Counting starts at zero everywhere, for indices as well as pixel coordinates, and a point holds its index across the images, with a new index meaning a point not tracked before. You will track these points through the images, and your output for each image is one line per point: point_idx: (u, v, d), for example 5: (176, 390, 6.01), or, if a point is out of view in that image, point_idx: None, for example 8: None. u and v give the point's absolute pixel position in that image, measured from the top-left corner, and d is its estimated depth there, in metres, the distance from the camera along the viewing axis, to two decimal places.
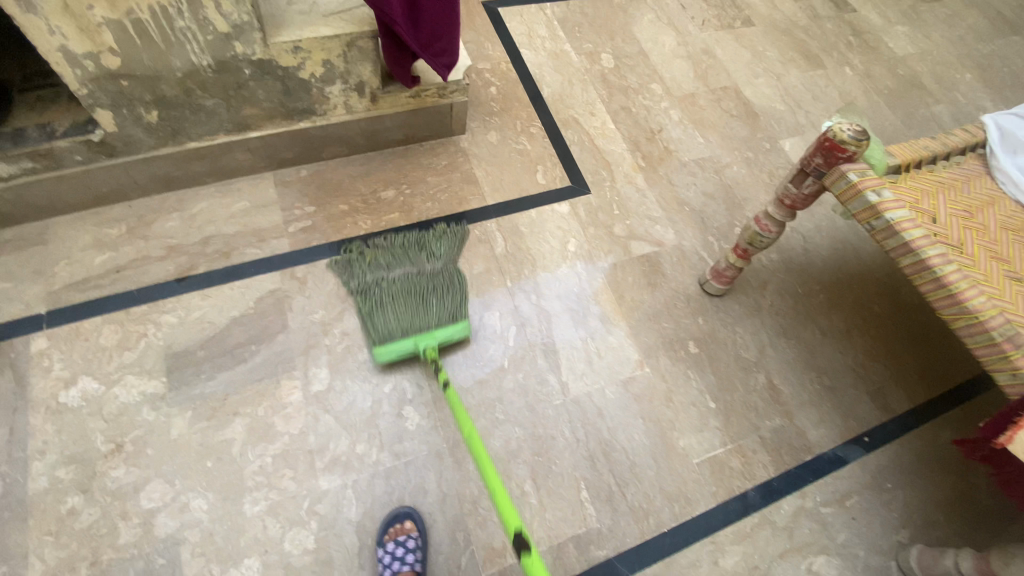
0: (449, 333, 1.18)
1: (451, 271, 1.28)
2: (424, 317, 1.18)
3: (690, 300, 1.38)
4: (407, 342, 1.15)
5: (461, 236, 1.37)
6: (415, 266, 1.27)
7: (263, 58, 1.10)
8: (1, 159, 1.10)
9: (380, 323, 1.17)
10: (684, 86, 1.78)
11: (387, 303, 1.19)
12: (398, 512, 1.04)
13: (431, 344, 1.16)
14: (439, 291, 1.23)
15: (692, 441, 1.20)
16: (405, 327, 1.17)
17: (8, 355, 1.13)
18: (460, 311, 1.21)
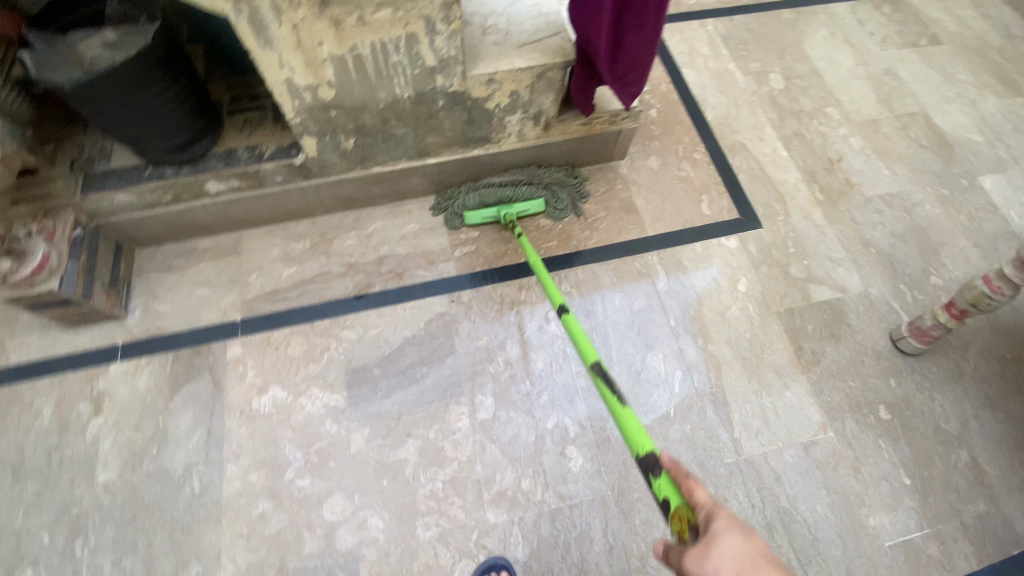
0: (526, 207, 1.36)
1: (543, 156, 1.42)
2: (508, 189, 1.36)
3: (879, 357, 1.24)
4: (491, 209, 1.34)
5: (575, 172, 1.44)
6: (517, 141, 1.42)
7: (458, 90, 1.11)
8: (215, 178, 1.19)
9: (472, 188, 1.36)
10: (864, 111, 1.61)
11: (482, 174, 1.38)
12: (492, 562, 1.02)
13: (510, 214, 1.33)
14: (528, 176, 1.38)
15: (884, 520, 1.08)
16: (492, 196, 1.35)
17: (208, 358, 1.21)
18: (539, 192, 1.38)
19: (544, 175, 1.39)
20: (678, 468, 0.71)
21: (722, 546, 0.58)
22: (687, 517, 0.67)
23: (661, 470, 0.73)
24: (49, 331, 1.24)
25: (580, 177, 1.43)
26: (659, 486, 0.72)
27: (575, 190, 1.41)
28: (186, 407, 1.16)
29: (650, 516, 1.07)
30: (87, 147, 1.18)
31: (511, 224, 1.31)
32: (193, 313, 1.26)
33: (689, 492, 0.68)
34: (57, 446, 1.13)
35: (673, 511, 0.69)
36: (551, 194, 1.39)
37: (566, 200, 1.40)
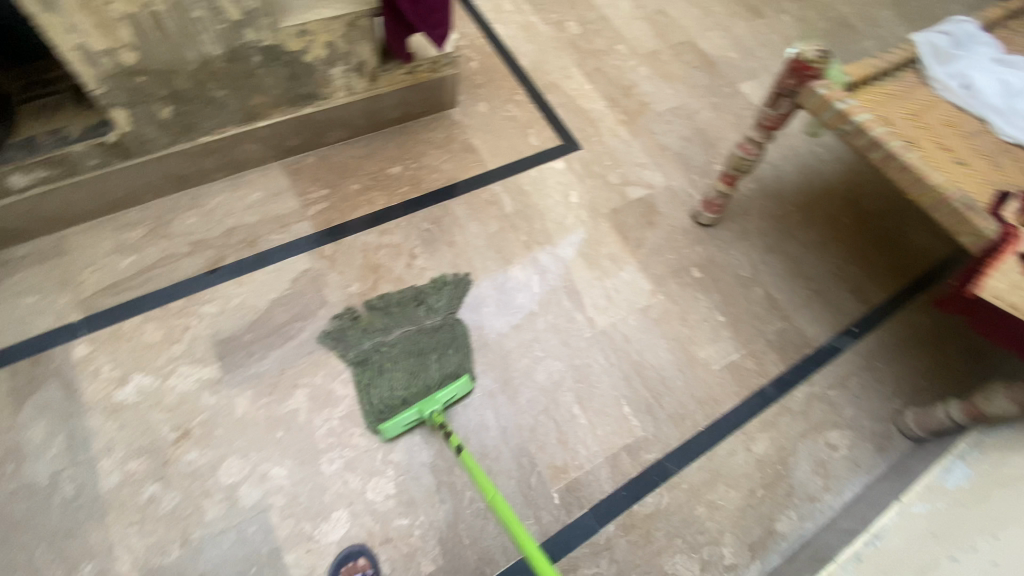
0: (451, 393, 1.15)
1: (446, 326, 1.27)
2: (422, 381, 1.19)
3: (687, 232, 1.52)
4: (410, 412, 1.11)
5: (457, 280, 1.35)
6: (413, 323, 1.27)
7: (271, 44, 1.15)
8: (17, 169, 1.10)
9: (378, 391, 1.17)
10: (646, 45, 1.91)
11: (386, 375, 1.19)
12: (348, 551, 1.02)
13: (435, 409, 1.11)
14: (435, 348, 1.24)
15: (710, 352, 1.34)
16: (409, 399, 1.14)
17: (52, 364, 1.12)
18: (459, 369, 1.22)
19: (456, 353, 1.24)
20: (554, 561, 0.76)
21: None
22: None
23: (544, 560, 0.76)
24: None
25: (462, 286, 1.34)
26: None
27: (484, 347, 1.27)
28: (37, 418, 1.07)
29: (533, 396, 1.22)
30: None
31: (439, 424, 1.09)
32: (23, 323, 1.15)
33: None
34: None
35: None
36: (469, 362, 1.24)
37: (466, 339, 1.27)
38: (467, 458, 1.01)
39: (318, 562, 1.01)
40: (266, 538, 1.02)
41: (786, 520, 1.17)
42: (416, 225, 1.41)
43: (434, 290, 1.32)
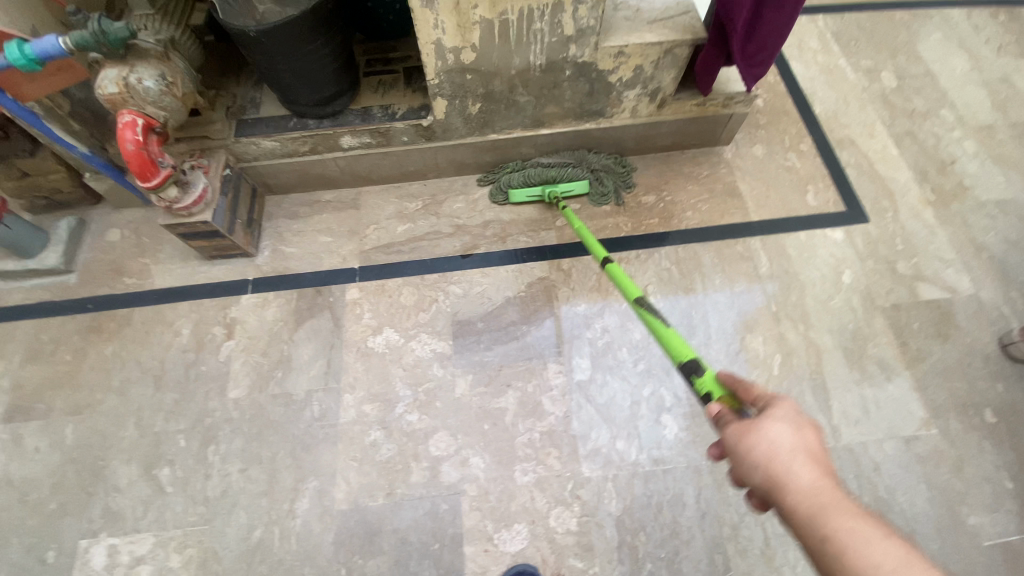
0: (570, 187, 1.39)
1: (593, 160, 1.42)
2: (556, 172, 1.39)
3: (988, 360, 1.21)
4: (536, 188, 1.39)
5: (623, 163, 1.44)
6: (571, 151, 1.42)
7: (587, 60, 1.16)
8: (350, 133, 1.28)
9: (520, 172, 1.40)
10: (981, 116, 1.56)
11: (530, 161, 1.42)
12: (521, 570, 1.01)
13: (555, 193, 1.38)
14: (576, 159, 1.41)
15: (984, 521, 1.06)
16: (539, 177, 1.39)
17: (328, 298, 1.31)
18: (585, 175, 1.41)
19: (591, 161, 1.41)
20: (739, 383, 0.81)
21: (773, 425, 0.69)
22: (730, 402, 0.80)
23: (703, 371, 0.86)
24: (189, 262, 1.38)
25: (629, 167, 1.44)
26: (702, 383, 0.85)
27: (620, 179, 1.43)
28: (308, 339, 1.26)
29: None
30: (240, 97, 1.32)
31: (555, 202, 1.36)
32: (316, 258, 1.36)
33: (744, 392, 0.79)
34: (194, 362, 1.25)
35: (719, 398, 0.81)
36: (598, 177, 1.41)
37: (609, 187, 1.41)
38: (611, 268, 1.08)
39: (492, 565, 1.04)
40: (453, 521, 1.08)
41: None
42: (657, 261, 1.34)
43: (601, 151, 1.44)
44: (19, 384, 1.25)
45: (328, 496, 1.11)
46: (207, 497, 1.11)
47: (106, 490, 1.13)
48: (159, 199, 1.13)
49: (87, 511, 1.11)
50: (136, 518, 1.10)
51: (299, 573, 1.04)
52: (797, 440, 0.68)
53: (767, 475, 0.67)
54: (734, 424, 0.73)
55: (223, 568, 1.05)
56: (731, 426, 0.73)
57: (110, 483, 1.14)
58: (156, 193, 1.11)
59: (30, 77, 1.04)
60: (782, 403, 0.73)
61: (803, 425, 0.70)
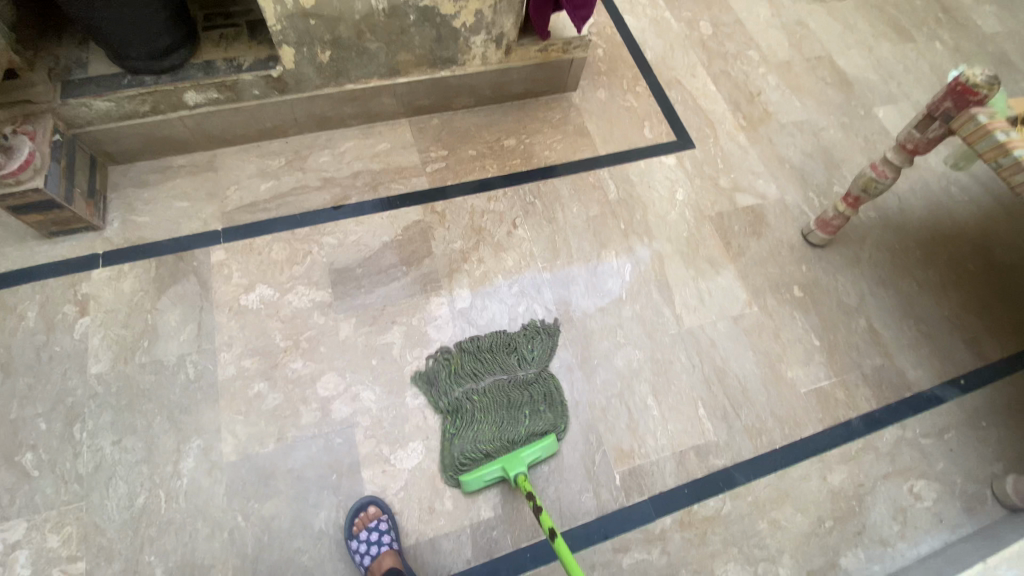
0: (535, 453, 1.10)
1: (541, 380, 1.20)
2: (510, 435, 1.13)
3: (793, 249, 1.47)
4: (494, 469, 1.06)
5: (542, 328, 1.27)
6: (505, 372, 1.20)
7: (428, 5, 1.23)
8: (194, 87, 1.23)
9: (469, 447, 1.12)
10: (778, 55, 1.85)
11: (476, 427, 1.14)
12: (360, 503, 1.05)
13: (518, 469, 1.06)
14: (522, 401, 1.18)
15: (798, 372, 1.30)
16: (495, 452, 1.10)
17: (192, 262, 1.26)
18: (548, 425, 1.15)
19: (538, 394, 1.19)
20: None
21: None
22: None
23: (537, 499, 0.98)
24: (25, 242, 1.25)
25: (548, 328, 1.27)
26: None
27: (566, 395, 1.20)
28: (175, 305, 1.21)
29: (609, 377, 1.23)
30: (63, 57, 1.21)
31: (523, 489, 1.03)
32: (174, 224, 1.30)
33: None
34: (43, 344, 1.16)
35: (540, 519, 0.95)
36: (557, 418, 1.16)
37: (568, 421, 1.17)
38: None
39: (391, 483, 1.10)
40: (349, 452, 1.12)
41: (852, 557, 1.12)
42: (521, 196, 1.45)
43: (525, 340, 1.24)
44: None
45: (216, 451, 1.09)
46: (78, 475, 1.05)
47: None
48: None
49: None
50: None
51: (193, 529, 1.02)
52: None
53: None
54: None
55: (109, 539, 1.00)
56: None
57: None
58: None
59: None
60: None
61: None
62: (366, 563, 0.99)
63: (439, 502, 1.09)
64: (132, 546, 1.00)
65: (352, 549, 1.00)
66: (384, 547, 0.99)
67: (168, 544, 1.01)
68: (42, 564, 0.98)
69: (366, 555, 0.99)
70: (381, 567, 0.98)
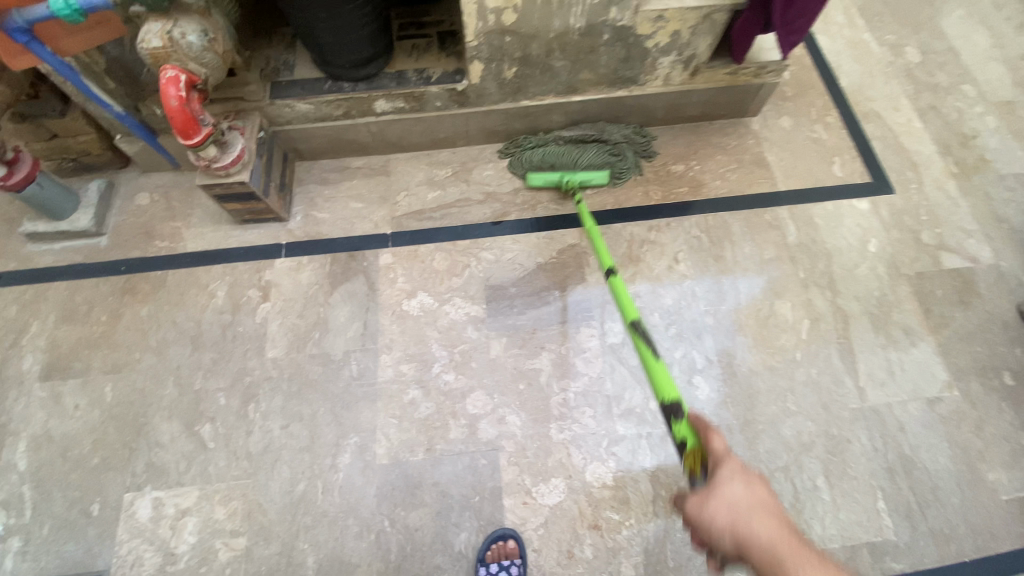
0: (587, 177, 1.36)
1: (621, 145, 1.44)
2: (575, 155, 1.40)
3: (1009, 327, 1.24)
4: (554, 174, 1.36)
5: (642, 133, 1.46)
6: (590, 130, 1.44)
7: (626, 24, 1.17)
8: (385, 97, 1.28)
9: (543, 153, 1.41)
10: (1004, 91, 1.57)
11: (553, 144, 1.43)
12: (500, 533, 1.04)
13: (573, 178, 1.36)
14: (597, 133, 1.44)
15: (1002, 476, 1.11)
16: (556, 161, 1.41)
17: (362, 263, 1.32)
18: (605, 157, 1.42)
19: (612, 136, 1.44)
20: (704, 424, 0.85)
21: (723, 495, 0.73)
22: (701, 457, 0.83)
23: (682, 413, 0.85)
24: (222, 226, 1.38)
25: (649, 135, 1.46)
26: (679, 430, 0.85)
27: (637, 150, 1.45)
28: (344, 303, 1.27)
29: (774, 448, 1.11)
30: (273, 59, 1.30)
31: (572, 191, 1.34)
32: (348, 223, 1.37)
33: (708, 437, 0.83)
34: (230, 323, 1.26)
35: (689, 450, 0.85)
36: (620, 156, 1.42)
37: (629, 164, 1.42)
38: (617, 283, 1.07)
39: (531, 517, 1.07)
40: (493, 476, 1.11)
41: None
42: (687, 229, 1.35)
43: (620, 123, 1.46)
44: (56, 344, 1.26)
45: (370, 451, 1.13)
46: (250, 452, 1.13)
47: (149, 446, 1.15)
48: (197, 157, 1.14)
49: (130, 466, 1.13)
50: (180, 472, 1.12)
51: (344, 524, 1.07)
52: (748, 497, 0.72)
53: (731, 542, 0.71)
54: (695, 497, 0.77)
55: (268, 520, 1.08)
56: (693, 499, 0.77)
57: (151, 439, 1.15)
58: (196, 151, 1.11)
59: (69, 29, 1.03)
60: (732, 459, 0.78)
61: (750, 478, 0.75)
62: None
63: (578, 548, 1.04)
64: (290, 530, 1.07)
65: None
66: None
67: (320, 534, 1.06)
68: (208, 532, 1.07)
69: None
70: None
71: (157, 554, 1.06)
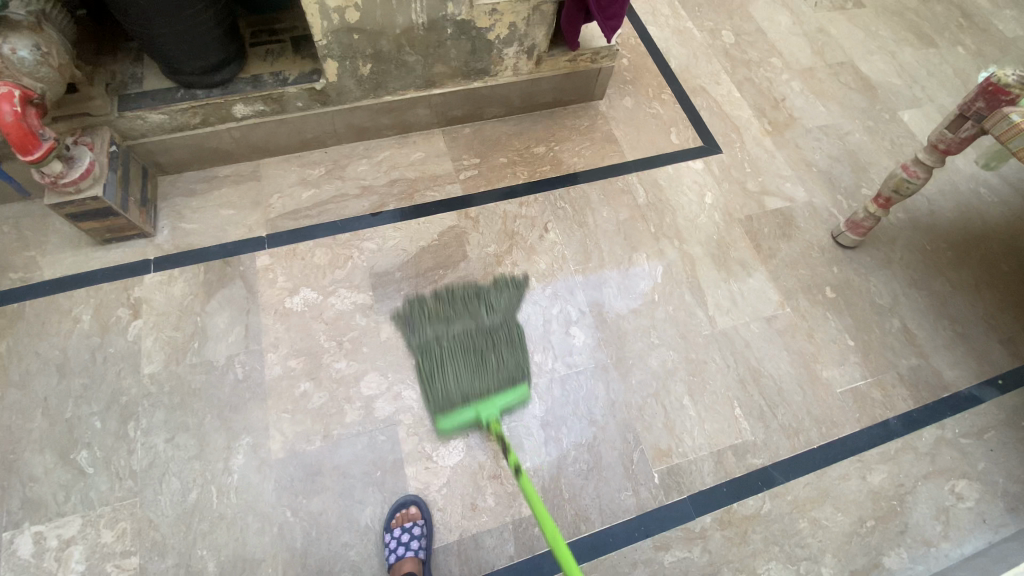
0: (508, 400, 1.14)
1: (507, 325, 1.26)
2: (484, 382, 1.16)
3: (823, 250, 1.48)
4: (469, 413, 1.11)
5: (518, 289, 1.33)
6: (474, 319, 1.26)
7: (465, 18, 1.28)
8: (242, 100, 1.29)
9: (444, 393, 1.15)
10: (801, 62, 1.87)
11: (452, 367, 1.18)
12: (403, 499, 1.08)
13: (492, 413, 1.11)
14: (485, 323, 1.26)
15: (833, 372, 1.31)
16: (468, 396, 1.14)
17: (239, 267, 1.31)
18: (515, 381, 1.18)
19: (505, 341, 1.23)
20: None
21: None
22: None
23: None
24: (81, 249, 1.31)
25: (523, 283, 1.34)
26: None
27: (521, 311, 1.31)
28: (224, 308, 1.26)
29: (644, 378, 1.24)
30: (119, 72, 1.28)
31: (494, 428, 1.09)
32: (221, 231, 1.36)
33: None
34: (99, 346, 1.20)
35: None
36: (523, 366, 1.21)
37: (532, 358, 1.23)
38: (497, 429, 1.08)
39: (433, 479, 1.12)
40: (393, 449, 1.14)
41: (895, 556, 1.12)
42: (553, 201, 1.48)
43: (499, 304, 1.30)
44: None
45: (266, 448, 1.13)
46: (134, 471, 1.09)
47: (14, 485, 1.07)
48: (41, 174, 1.10)
49: (3, 504, 1.05)
50: (55, 505, 1.05)
51: (244, 523, 1.05)
52: None
53: None
54: None
55: (161, 535, 1.04)
56: None
57: (16, 478, 1.07)
58: (39, 168, 1.08)
59: None
60: None
61: None
62: (390, 560, 1.01)
63: (480, 499, 1.10)
64: (186, 540, 1.04)
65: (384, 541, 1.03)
66: (409, 552, 1.00)
67: (220, 538, 1.04)
68: (94, 559, 1.01)
69: (392, 552, 1.00)
70: (403, 571, 0.98)
71: None
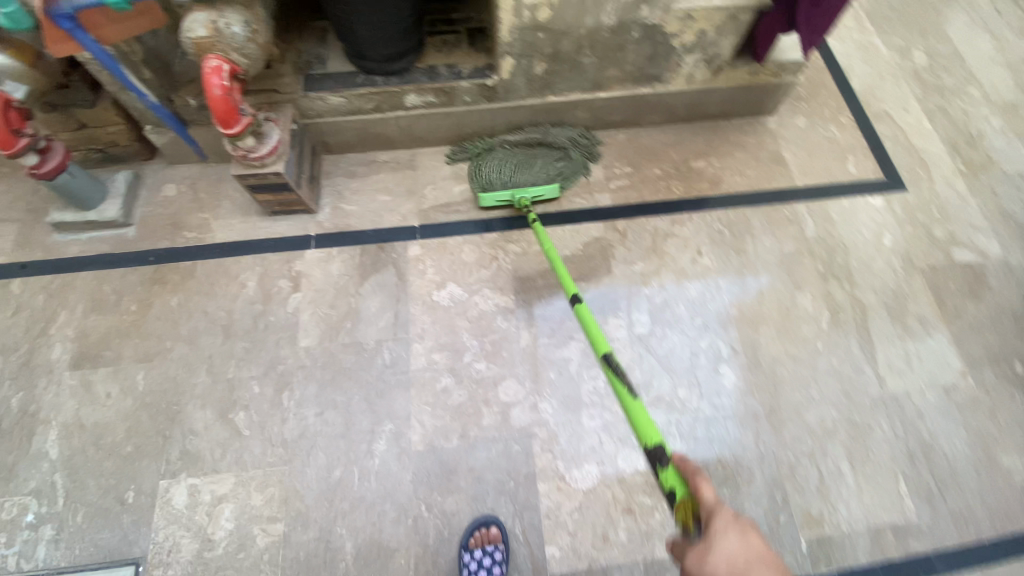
0: (541, 191, 1.36)
1: (564, 149, 1.45)
2: (525, 172, 1.39)
3: (1019, 319, 1.29)
4: (506, 192, 1.35)
5: (587, 135, 1.48)
6: (534, 133, 1.45)
7: (655, 23, 1.20)
8: (416, 90, 1.30)
9: (487, 176, 1.38)
10: (1008, 94, 1.62)
11: (497, 162, 1.40)
12: (481, 520, 1.06)
13: (524, 196, 1.35)
14: (541, 135, 1.45)
15: (1020, 462, 1.14)
16: (507, 182, 1.37)
17: (391, 255, 1.34)
18: (552, 174, 1.40)
19: (556, 138, 1.45)
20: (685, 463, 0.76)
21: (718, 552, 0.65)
22: (691, 513, 0.73)
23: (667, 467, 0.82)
24: (250, 217, 1.39)
25: (593, 138, 1.48)
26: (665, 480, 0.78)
27: (585, 153, 1.47)
28: (374, 293, 1.29)
29: (800, 434, 1.15)
30: (305, 52, 1.31)
31: (525, 208, 1.32)
32: (377, 216, 1.39)
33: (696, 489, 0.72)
34: (261, 313, 1.27)
35: (678, 504, 0.75)
36: (567, 154, 1.45)
37: (577, 158, 1.45)
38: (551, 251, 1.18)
39: (566, 501, 1.09)
40: (527, 462, 1.13)
41: None
42: (709, 223, 1.39)
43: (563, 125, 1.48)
44: (85, 333, 1.26)
45: (405, 438, 1.15)
46: (285, 439, 1.14)
47: (182, 433, 1.15)
48: (235, 147, 1.15)
49: (168, 453, 1.14)
50: (215, 460, 1.13)
51: (381, 509, 1.08)
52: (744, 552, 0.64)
53: None
54: (690, 550, 0.67)
55: (306, 506, 1.09)
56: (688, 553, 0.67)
57: (185, 427, 1.16)
58: (234, 141, 1.12)
59: (113, 18, 1.03)
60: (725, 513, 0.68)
61: (748, 533, 0.66)
62: None
63: (612, 531, 1.06)
64: (327, 515, 1.08)
65: (463, 561, 1.01)
66: None
67: (357, 520, 1.08)
68: (245, 519, 1.08)
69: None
70: None
71: (195, 540, 1.07)
